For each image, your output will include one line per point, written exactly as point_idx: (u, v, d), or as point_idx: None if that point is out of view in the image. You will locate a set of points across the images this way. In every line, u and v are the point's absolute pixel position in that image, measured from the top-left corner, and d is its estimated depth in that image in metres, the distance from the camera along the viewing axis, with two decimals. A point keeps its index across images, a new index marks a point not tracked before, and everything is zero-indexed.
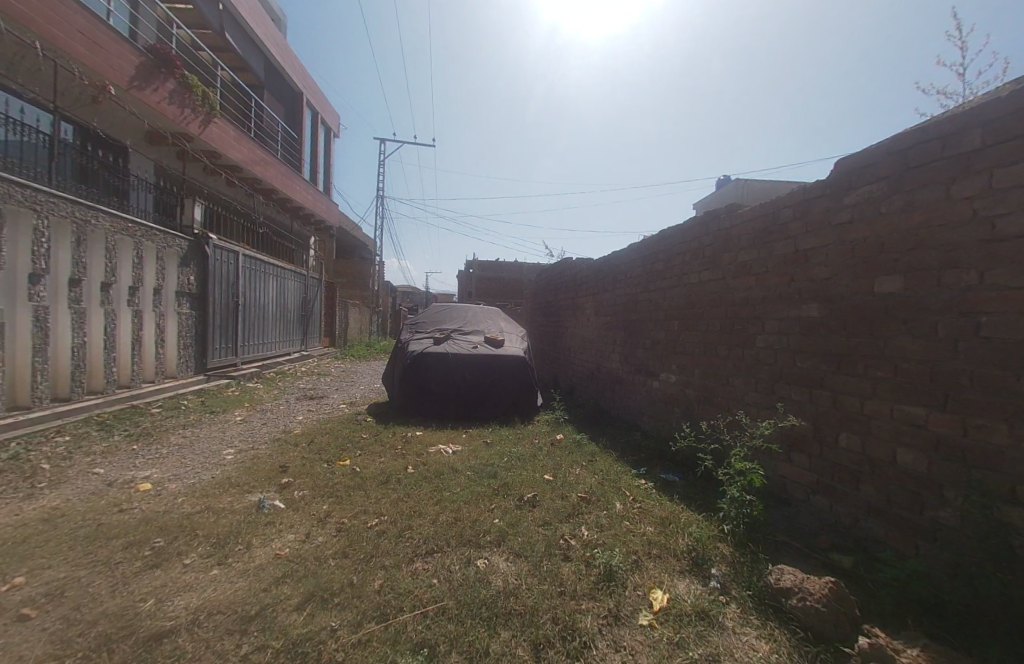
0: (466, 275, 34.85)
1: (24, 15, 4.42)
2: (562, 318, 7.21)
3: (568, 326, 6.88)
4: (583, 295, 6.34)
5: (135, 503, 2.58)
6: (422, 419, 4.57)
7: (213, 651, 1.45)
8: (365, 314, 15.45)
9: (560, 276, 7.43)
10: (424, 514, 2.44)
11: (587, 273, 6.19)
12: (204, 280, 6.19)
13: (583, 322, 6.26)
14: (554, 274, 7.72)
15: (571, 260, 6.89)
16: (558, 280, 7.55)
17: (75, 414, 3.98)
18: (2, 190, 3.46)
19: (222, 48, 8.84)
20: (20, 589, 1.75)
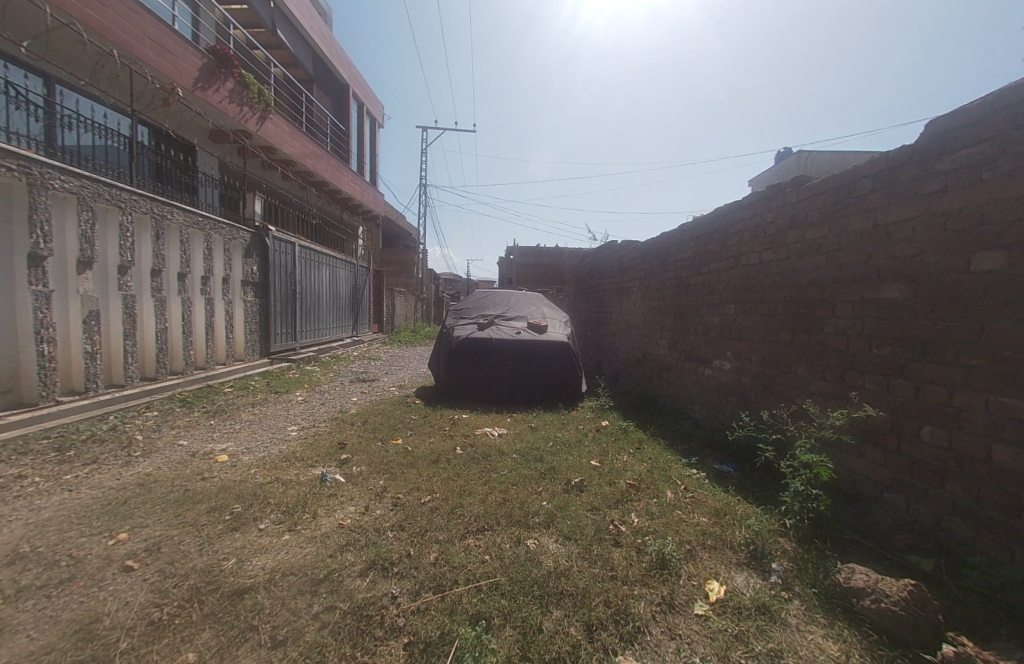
0: (506, 263, 34.93)
1: (103, 26, 4.82)
2: (606, 303, 7.04)
3: (613, 312, 6.71)
4: (630, 279, 6.12)
5: (214, 472, 2.85)
6: (468, 402, 4.68)
7: (288, 608, 1.62)
8: (410, 302, 15.93)
9: (605, 261, 7.24)
10: (474, 493, 2.50)
11: (634, 256, 5.99)
12: (266, 269, 6.61)
13: (628, 307, 6.08)
14: (598, 258, 7.52)
15: (617, 243, 6.68)
16: (603, 265, 7.35)
17: (161, 391, 4.44)
18: (93, 190, 3.84)
19: (274, 45, 9.20)
20: (125, 543, 2.02)
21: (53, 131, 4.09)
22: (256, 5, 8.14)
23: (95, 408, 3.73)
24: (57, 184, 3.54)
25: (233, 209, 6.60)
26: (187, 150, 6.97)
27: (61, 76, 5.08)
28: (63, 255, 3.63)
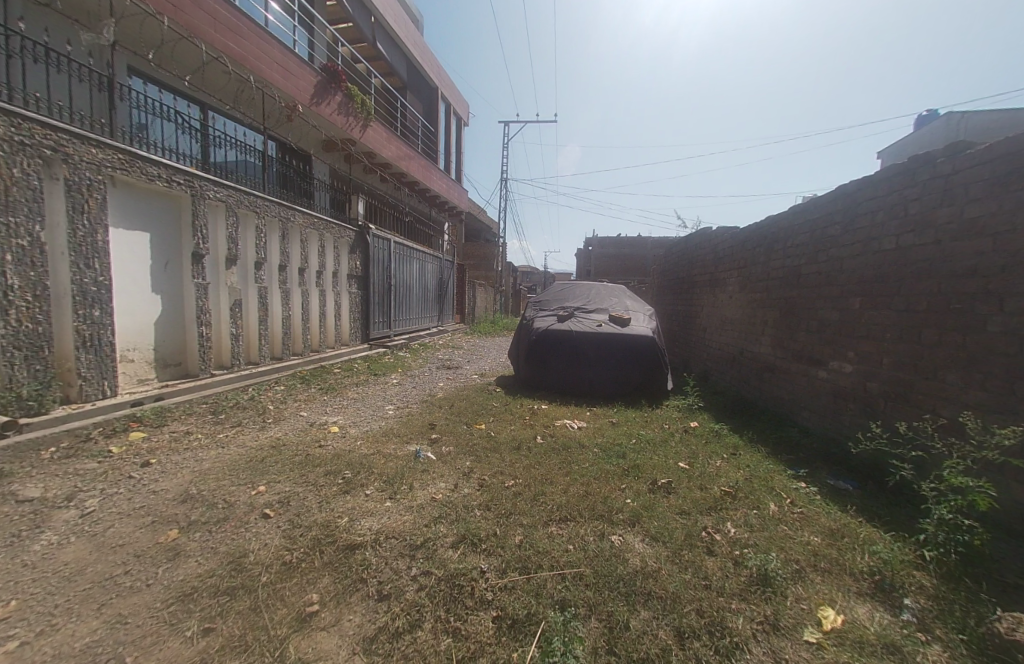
0: (584, 255, 34.21)
1: (244, 57, 5.67)
2: (697, 296, 6.54)
3: (705, 305, 6.22)
4: (727, 270, 5.59)
5: (329, 440, 3.28)
6: (547, 394, 4.73)
7: (391, 568, 1.82)
8: (490, 294, 16.45)
9: (697, 249, 6.70)
10: (556, 482, 2.52)
11: (733, 244, 5.45)
12: (366, 264, 7.32)
13: (724, 300, 5.59)
14: (689, 247, 7.00)
15: (713, 231, 6.14)
16: (695, 255, 6.81)
17: (286, 369, 5.20)
18: (236, 198, 4.58)
19: (375, 57, 10.00)
20: (264, 494, 2.43)
21: (210, 151, 4.95)
22: (360, 22, 8.93)
23: (240, 380, 4.52)
24: (211, 194, 4.30)
25: (341, 210, 7.40)
26: (305, 160, 7.96)
27: (214, 105, 6.12)
28: (215, 252, 4.43)
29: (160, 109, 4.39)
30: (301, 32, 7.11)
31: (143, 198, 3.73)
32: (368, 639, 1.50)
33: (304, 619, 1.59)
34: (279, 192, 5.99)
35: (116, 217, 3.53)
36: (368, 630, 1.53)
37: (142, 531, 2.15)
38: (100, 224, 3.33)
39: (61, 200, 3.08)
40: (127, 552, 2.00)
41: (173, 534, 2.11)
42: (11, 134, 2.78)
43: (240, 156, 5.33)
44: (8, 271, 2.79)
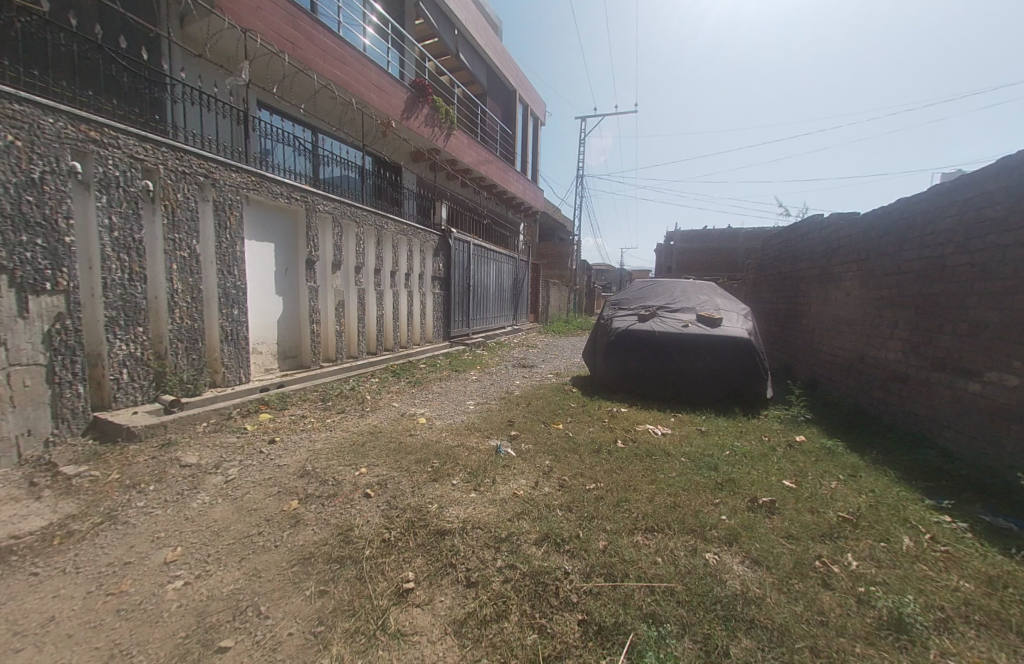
0: (665, 250, 32.39)
1: (347, 82, 6.30)
2: (804, 294, 5.81)
3: (813, 304, 5.49)
4: (842, 265, 4.88)
5: (418, 430, 3.53)
6: (627, 396, 4.58)
7: (478, 557, 1.90)
8: (564, 293, 16.35)
9: (805, 242, 5.93)
10: (641, 490, 2.42)
11: (853, 234, 4.74)
12: (448, 266, 7.71)
13: (838, 298, 4.89)
14: (795, 239, 6.24)
15: (825, 220, 5.40)
16: (801, 248, 6.05)
17: (380, 363, 5.70)
18: (340, 210, 5.13)
19: (457, 68, 10.49)
20: (365, 475, 2.70)
21: (320, 169, 5.60)
22: (444, 36, 9.42)
23: (342, 372, 5.05)
24: (321, 208, 4.87)
25: (427, 216, 7.89)
26: (395, 171, 8.62)
27: (324, 128, 6.91)
28: (323, 259, 5.01)
29: (283, 135, 5.07)
30: (393, 53, 7.72)
31: (269, 214, 4.35)
32: (459, 621, 1.59)
33: (401, 593, 1.74)
34: (375, 202, 6.56)
35: (250, 231, 4.16)
36: (458, 613, 1.62)
37: (270, 498, 2.51)
38: (238, 237, 3.96)
39: (211, 218, 3.72)
40: (259, 515, 2.36)
41: (294, 504, 2.43)
42: (177, 166, 3.43)
43: (344, 172, 5.93)
44: (174, 278, 3.46)
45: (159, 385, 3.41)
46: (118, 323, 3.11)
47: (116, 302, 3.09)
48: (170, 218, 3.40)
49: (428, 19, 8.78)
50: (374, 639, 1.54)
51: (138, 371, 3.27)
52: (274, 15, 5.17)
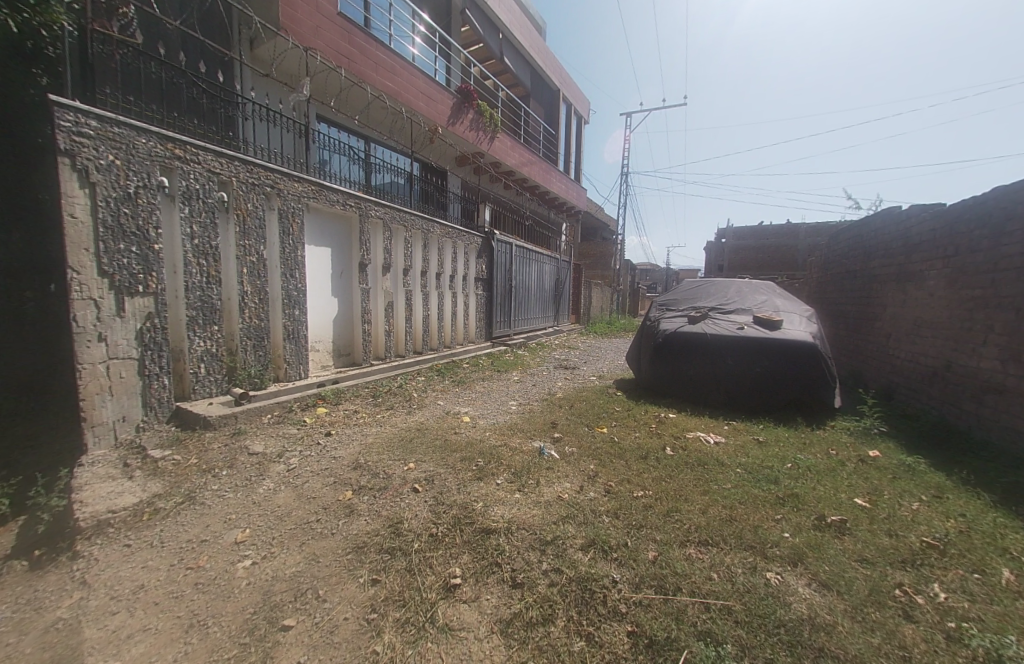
0: (716, 249, 30.84)
1: (397, 91, 6.55)
2: (878, 294, 5.29)
3: (889, 305, 4.99)
4: (925, 262, 4.39)
5: (463, 428, 3.60)
6: (675, 401, 4.41)
7: (524, 558, 1.90)
8: (607, 293, 16.02)
9: (879, 237, 5.40)
10: (692, 500, 2.32)
11: (938, 228, 4.26)
12: (491, 267, 7.81)
13: (920, 299, 4.41)
14: (868, 234, 5.70)
15: (904, 213, 4.89)
16: (875, 244, 5.51)
17: (426, 362, 5.88)
18: (390, 215, 5.35)
19: (501, 71, 10.60)
20: (414, 471, 2.79)
21: (372, 176, 5.88)
22: (489, 40, 9.55)
23: (391, 370, 5.27)
24: (373, 213, 5.10)
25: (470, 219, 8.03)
26: (441, 175, 8.85)
27: (375, 137, 7.23)
28: (374, 262, 5.25)
29: (339, 146, 5.37)
30: (439, 61, 7.94)
31: (327, 221, 4.62)
32: (505, 621, 1.60)
33: (449, 588, 1.78)
34: (422, 206, 6.77)
35: (310, 237, 4.44)
36: (504, 613, 1.64)
37: (326, 488, 2.67)
38: (300, 242, 4.24)
39: (276, 225, 4.01)
40: (317, 504, 2.51)
41: (348, 495, 2.56)
42: (248, 178, 3.73)
43: (394, 178, 6.18)
44: (244, 281, 3.77)
45: (230, 378, 3.72)
46: (197, 322, 3.44)
47: (195, 303, 3.41)
48: (241, 226, 3.70)
49: (473, 25, 8.95)
50: (423, 630, 1.59)
51: (213, 366, 3.59)
52: (332, 32, 5.49)
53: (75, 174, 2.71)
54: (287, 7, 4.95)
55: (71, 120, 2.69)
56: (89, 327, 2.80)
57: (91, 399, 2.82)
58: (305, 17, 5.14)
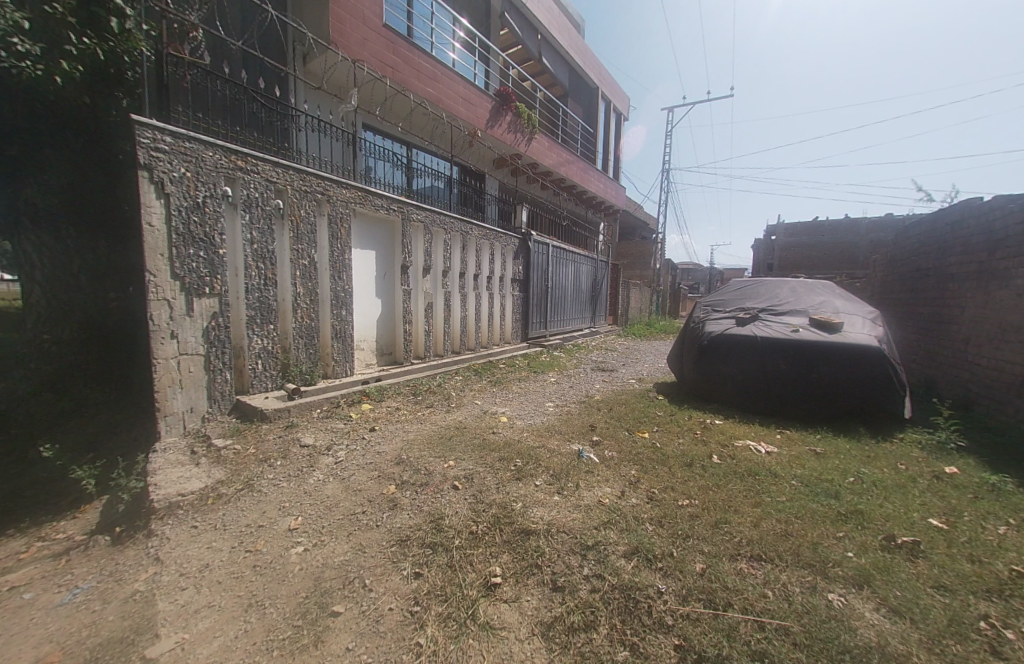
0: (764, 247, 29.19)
1: (438, 97, 6.71)
2: (955, 295, 4.80)
3: (969, 307, 4.51)
4: (1013, 259, 3.92)
5: (501, 428, 3.62)
6: (722, 408, 4.23)
7: (564, 561, 1.89)
8: (645, 294, 15.58)
9: (957, 232, 4.90)
10: (743, 512, 2.21)
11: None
12: (527, 268, 7.82)
13: (1007, 300, 3.95)
14: (943, 229, 5.18)
15: (988, 204, 4.40)
16: (952, 239, 5.00)
17: (464, 362, 5.98)
18: (431, 218, 5.48)
19: (539, 72, 10.60)
20: (454, 468, 2.84)
21: (414, 180, 6.05)
22: (527, 42, 9.57)
23: (431, 369, 5.40)
24: (415, 217, 5.25)
25: (507, 220, 8.08)
26: (479, 178, 8.98)
27: (416, 143, 7.45)
28: (415, 264, 5.41)
29: (384, 153, 5.57)
30: (478, 66, 8.06)
31: (371, 225, 4.80)
32: (545, 624, 1.59)
33: (489, 587, 1.79)
34: (461, 209, 6.89)
35: (356, 241, 4.64)
36: (545, 616, 1.63)
37: (371, 481, 2.77)
38: (347, 246, 4.44)
39: (326, 230, 4.22)
40: (363, 496, 2.61)
41: (391, 489, 2.65)
42: (301, 186, 3.95)
43: (434, 182, 6.33)
44: (297, 283, 4.00)
45: (284, 374, 3.95)
46: (256, 322, 3.68)
47: (254, 303, 3.66)
48: (294, 231, 3.93)
49: (512, 28, 9.01)
50: (465, 627, 1.61)
51: (269, 363, 3.84)
52: (377, 44, 5.71)
53: (152, 187, 2.99)
54: (337, 22, 5.20)
55: (150, 137, 2.96)
56: (164, 325, 3.07)
57: (164, 391, 3.10)
58: (353, 31, 5.38)
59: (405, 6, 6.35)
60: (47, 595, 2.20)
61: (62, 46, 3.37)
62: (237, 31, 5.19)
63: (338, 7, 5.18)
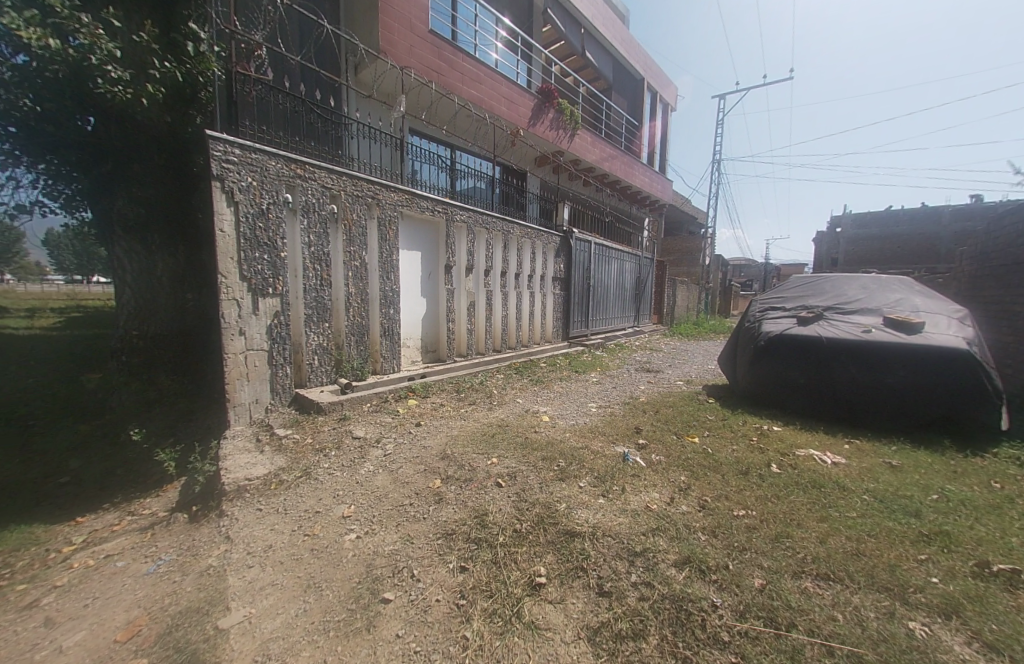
0: (825, 240, 26.96)
1: (481, 98, 6.78)
2: None
3: None
4: None
5: (543, 427, 3.61)
6: (781, 413, 3.96)
7: (611, 566, 1.84)
8: (693, 292, 14.88)
9: None
10: (807, 527, 2.05)
11: None
12: (568, 266, 7.74)
13: None
14: None
15: None
16: None
17: (505, 360, 6.03)
18: (473, 218, 5.57)
19: (581, 67, 10.44)
20: (498, 466, 2.87)
21: (457, 182, 6.17)
22: (570, 37, 9.44)
23: (473, 367, 5.49)
24: (458, 217, 5.36)
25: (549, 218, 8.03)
26: (520, 177, 8.99)
27: (460, 144, 7.58)
28: (459, 264, 5.51)
29: (429, 155, 5.71)
30: (521, 64, 8.06)
31: (418, 226, 4.95)
32: (592, 629, 1.57)
33: (534, 586, 1.79)
34: (503, 208, 6.94)
35: (403, 242, 4.81)
36: (591, 620, 1.60)
37: (418, 475, 2.86)
38: (395, 247, 4.60)
39: (375, 232, 4.40)
40: (410, 489, 2.70)
41: (437, 483, 2.73)
42: (353, 191, 4.15)
43: (477, 182, 6.42)
44: (349, 283, 4.20)
45: (337, 370, 4.18)
46: (312, 320, 3.92)
47: (311, 303, 3.89)
48: (347, 234, 4.13)
49: (554, 24, 8.94)
50: (510, 624, 1.62)
51: (324, 358, 4.07)
52: (424, 50, 5.87)
53: (223, 195, 3.26)
54: (386, 32, 5.41)
55: (222, 150, 3.23)
56: (233, 323, 3.35)
57: (234, 383, 3.38)
58: (401, 39, 5.57)
59: (450, 11, 6.48)
60: (137, 564, 2.47)
61: (146, 71, 3.71)
62: (296, 46, 5.54)
63: (387, 16, 5.39)
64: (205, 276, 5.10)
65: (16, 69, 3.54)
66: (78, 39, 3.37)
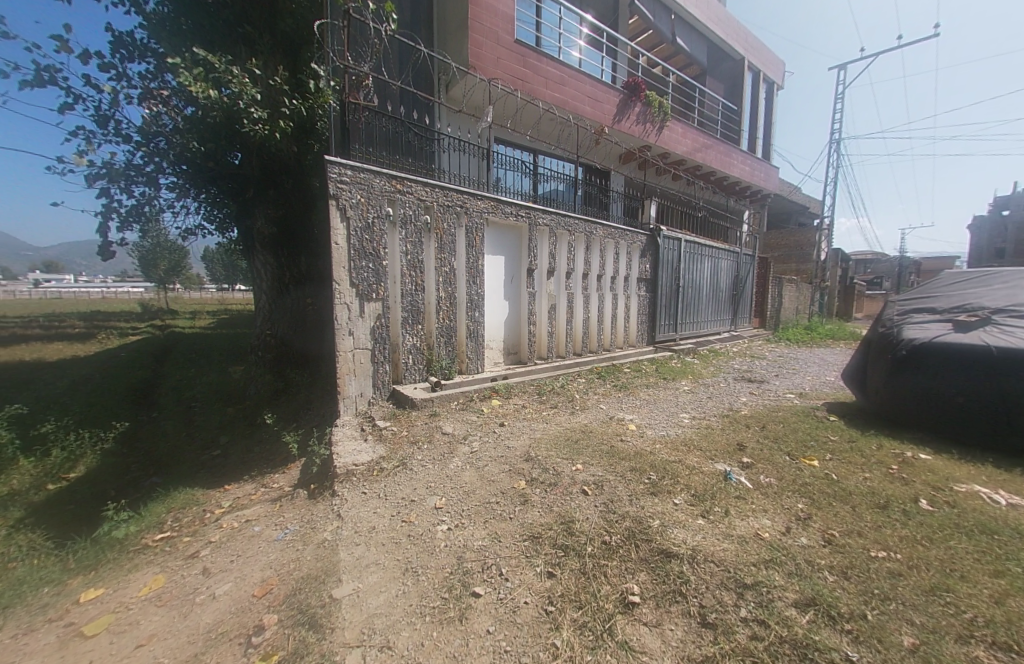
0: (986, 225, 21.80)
1: (563, 99, 6.75)
2: None
3: None
4: None
5: (631, 437, 3.45)
6: (931, 439, 3.29)
7: (716, 596, 1.68)
8: (803, 292, 13.08)
9: None
10: (974, 582, 1.67)
11: None
12: (654, 267, 7.33)
13: None
14: None
15: None
16: None
17: (588, 364, 5.90)
18: (556, 220, 5.56)
19: (671, 54, 9.86)
20: (584, 472, 2.82)
21: (540, 185, 6.22)
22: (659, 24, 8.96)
23: (555, 371, 5.47)
24: (541, 221, 5.41)
25: (633, 216, 7.70)
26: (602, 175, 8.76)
27: (542, 149, 7.65)
28: (541, 267, 5.56)
29: (514, 162, 5.85)
30: (605, 61, 7.86)
31: (502, 232, 5.10)
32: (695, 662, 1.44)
33: (627, 604, 1.71)
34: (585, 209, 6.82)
35: (489, 248, 4.99)
36: (693, 652, 1.48)
37: (504, 474, 2.93)
38: (481, 253, 4.79)
39: (463, 239, 4.62)
40: (496, 487, 2.78)
41: (523, 484, 2.77)
42: (444, 201, 4.41)
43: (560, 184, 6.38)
44: (440, 287, 4.47)
45: (428, 369, 4.46)
46: (408, 322, 4.25)
47: (406, 307, 4.22)
48: (438, 241, 4.40)
49: (641, 14, 8.60)
50: (602, 640, 1.57)
51: (417, 358, 4.38)
52: (509, 60, 6.03)
53: (338, 212, 3.69)
54: (474, 47, 5.66)
55: (337, 172, 3.66)
56: (344, 324, 3.78)
57: (344, 378, 3.82)
58: (488, 52, 5.78)
59: (534, 18, 6.58)
60: (269, 530, 2.89)
61: (280, 109, 4.37)
62: (396, 72, 6.06)
63: (475, 33, 5.64)
64: (321, 284, 5.83)
65: (189, 119, 4.40)
66: (231, 88, 4.09)
